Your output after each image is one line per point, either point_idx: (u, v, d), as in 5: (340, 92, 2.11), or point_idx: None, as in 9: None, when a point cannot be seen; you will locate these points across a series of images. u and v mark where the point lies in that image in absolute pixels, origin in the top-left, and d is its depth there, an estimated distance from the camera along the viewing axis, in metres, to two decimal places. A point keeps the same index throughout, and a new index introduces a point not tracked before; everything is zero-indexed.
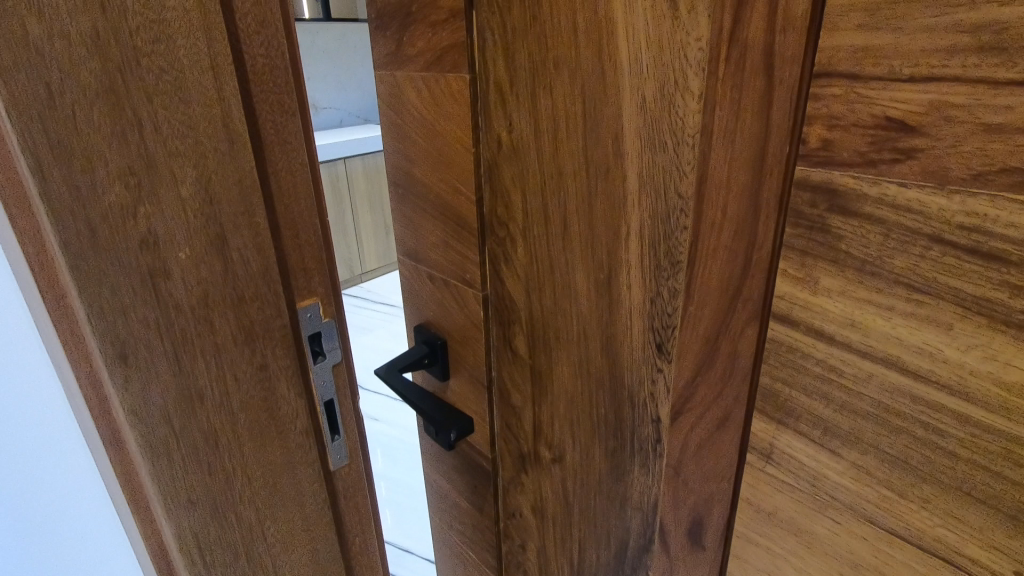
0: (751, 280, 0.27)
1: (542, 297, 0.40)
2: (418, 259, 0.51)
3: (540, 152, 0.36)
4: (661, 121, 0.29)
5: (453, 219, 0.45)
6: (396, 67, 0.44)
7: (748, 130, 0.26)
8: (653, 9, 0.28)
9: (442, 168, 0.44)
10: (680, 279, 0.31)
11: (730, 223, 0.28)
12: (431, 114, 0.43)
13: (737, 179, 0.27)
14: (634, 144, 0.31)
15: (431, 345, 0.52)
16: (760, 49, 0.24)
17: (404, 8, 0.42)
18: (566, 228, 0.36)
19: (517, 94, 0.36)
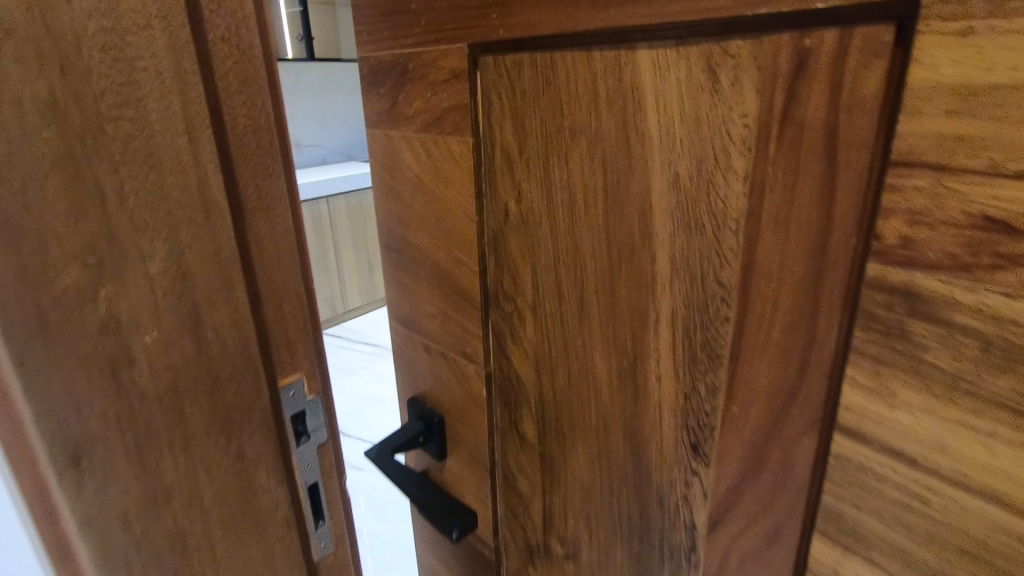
0: (808, 383, 0.24)
1: (554, 380, 0.36)
2: (411, 327, 0.46)
3: (553, 225, 0.33)
4: (699, 201, 0.26)
5: (451, 290, 0.41)
6: (390, 125, 0.41)
7: (806, 218, 0.22)
8: (688, 80, 0.25)
9: (440, 234, 0.40)
10: (720, 376, 0.27)
11: (783, 317, 0.24)
12: (428, 178, 0.39)
13: (792, 271, 0.23)
14: (664, 224, 0.27)
15: (427, 423, 0.47)
16: (821, 130, 0.21)
17: (399, 65, 0.38)
18: (584, 307, 0.33)
19: (525, 161, 0.33)
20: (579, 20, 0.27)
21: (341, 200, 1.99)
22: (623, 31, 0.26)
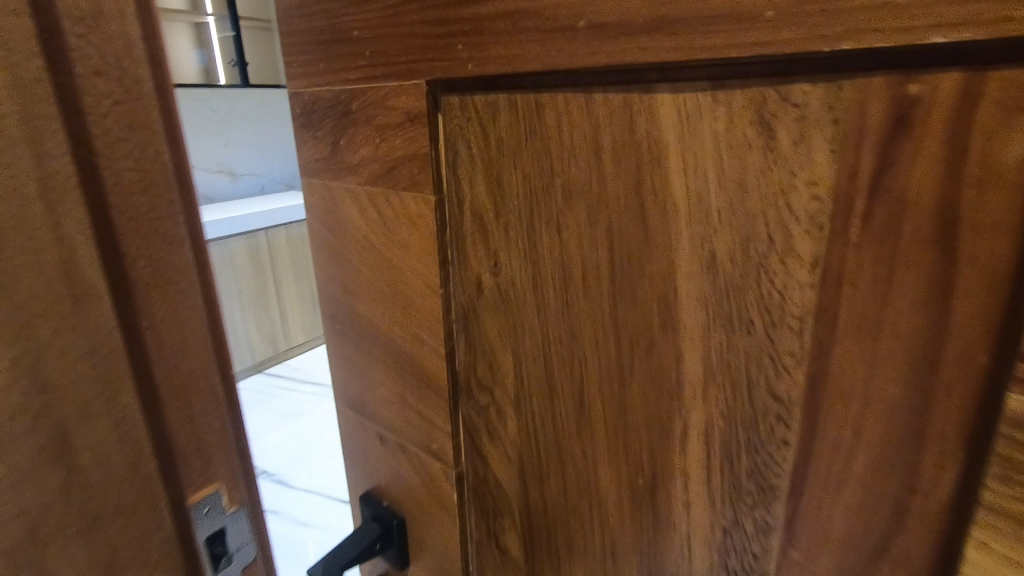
0: (908, 536, 0.18)
1: (544, 492, 0.29)
2: (361, 412, 0.38)
3: (542, 304, 0.26)
4: (745, 290, 0.20)
5: (409, 373, 0.33)
6: (330, 174, 0.33)
7: (904, 323, 0.17)
8: (730, 135, 0.18)
9: (395, 307, 0.32)
10: (775, 511, 0.21)
11: (870, 450, 0.18)
12: (379, 239, 0.32)
13: (884, 390, 0.17)
14: (696, 316, 0.21)
15: (381, 527, 0.38)
16: (932, 207, 0.15)
17: (340, 102, 0.31)
18: (584, 408, 0.26)
19: (503, 225, 0.26)
20: (573, 55, 0.21)
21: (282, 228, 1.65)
22: (635, 69, 0.20)
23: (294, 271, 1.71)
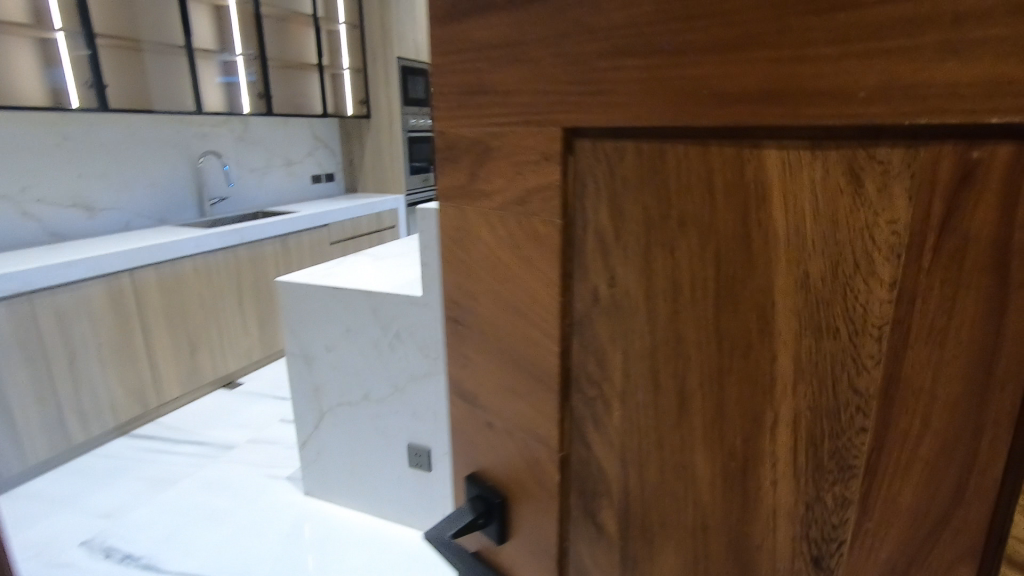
0: (968, 508, 0.23)
1: (643, 474, 0.34)
2: (475, 402, 0.45)
3: (652, 314, 0.31)
4: (832, 305, 0.25)
5: (524, 368, 0.39)
6: (465, 200, 0.41)
7: (964, 333, 0.21)
8: (824, 182, 0.24)
9: (514, 310, 0.39)
10: (853, 488, 0.26)
11: (936, 437, 0.23)
12: (505, 254, 0.38)
13: (947, 385, 0.22)
14: (788, 326, 0.26)
15: (485, 504, 0.44)
16: (987, 245, 0.20)
17: (480, 142, 0.38)
18: (683, 399, 0.31)
19: (623, 247, 0.32)
20: (694, 113, 0.26)
21: (189, 263, 2.03)
22: (746, 128, 0.25)
23: (164, 320, 1.97)
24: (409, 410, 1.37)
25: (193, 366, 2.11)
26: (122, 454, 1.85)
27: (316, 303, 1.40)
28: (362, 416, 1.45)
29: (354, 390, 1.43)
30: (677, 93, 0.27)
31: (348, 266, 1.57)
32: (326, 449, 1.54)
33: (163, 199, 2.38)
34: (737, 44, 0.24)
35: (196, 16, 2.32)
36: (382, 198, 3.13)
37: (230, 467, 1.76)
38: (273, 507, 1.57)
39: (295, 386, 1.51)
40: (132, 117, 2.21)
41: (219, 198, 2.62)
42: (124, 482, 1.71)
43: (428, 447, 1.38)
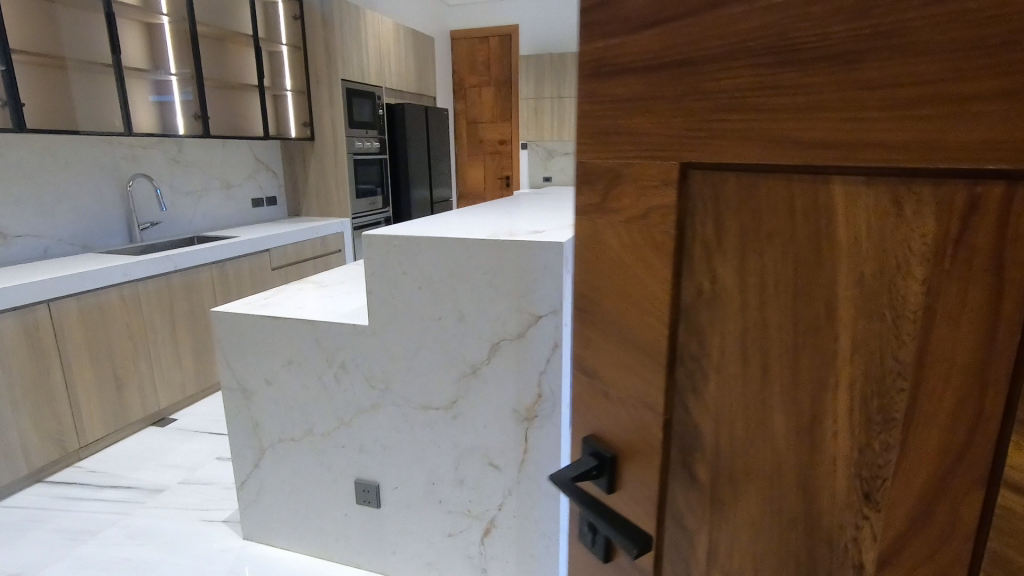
0: (977, 448, 0.31)
1: (731, 432, 0.43)
2: (594, 377, 0.54)
3: (744, 304, 0.40)
4: (880, 296, 0.33)
5: (640, 350, 0.48)
6: (596, 212, 0.50)
7: (974, 315, 0.30)
8: (873, 207, 0.33)
9: (632, 302, 0.48)
10: (894, 435, 0.34)
11: (954, 394, 0.31)
12: (626, 256, 0.47)
13: (961, 352, 0.31)
14: (848, 312, 0.35)
15: (599, 457, 0.54)
16: (988, 252, 0.29)
17: (611, 170, 0.47)
18: (765, 370, 0.40)
19: (722, 251, 0.41)
20: (779, 154, 0.36)
21: (115, 291, 2.42)
22: (819, 167, 0.35)
23: (77, 358, 2.28)
24: (354, 446, 1.64)
25: (106, 405, 2.42)
26: (33, 503, 2.13)
27: (258, 333, 1.64)
28: (305, 451, 1.70)
29: (299, 428, 1.68)
30: (770, 138, 0.36)
31: (307, 297, 1.82)
32: (268, 481, 1.78)
33: (87, 230, 2.83)
34: (815, 107, 0.33)
35: (128, 37, 2.79)
36: (328, 224, 3.85)
37: (162, 516, 2.03)
38: (207, 553, 1.83)
39: (238, 424, 1.75)
40: (56, 144, 2.62)
41: (149, 223, 3.15)
42: (39, 535, 1.95)
43: (376, 484, 1.65)
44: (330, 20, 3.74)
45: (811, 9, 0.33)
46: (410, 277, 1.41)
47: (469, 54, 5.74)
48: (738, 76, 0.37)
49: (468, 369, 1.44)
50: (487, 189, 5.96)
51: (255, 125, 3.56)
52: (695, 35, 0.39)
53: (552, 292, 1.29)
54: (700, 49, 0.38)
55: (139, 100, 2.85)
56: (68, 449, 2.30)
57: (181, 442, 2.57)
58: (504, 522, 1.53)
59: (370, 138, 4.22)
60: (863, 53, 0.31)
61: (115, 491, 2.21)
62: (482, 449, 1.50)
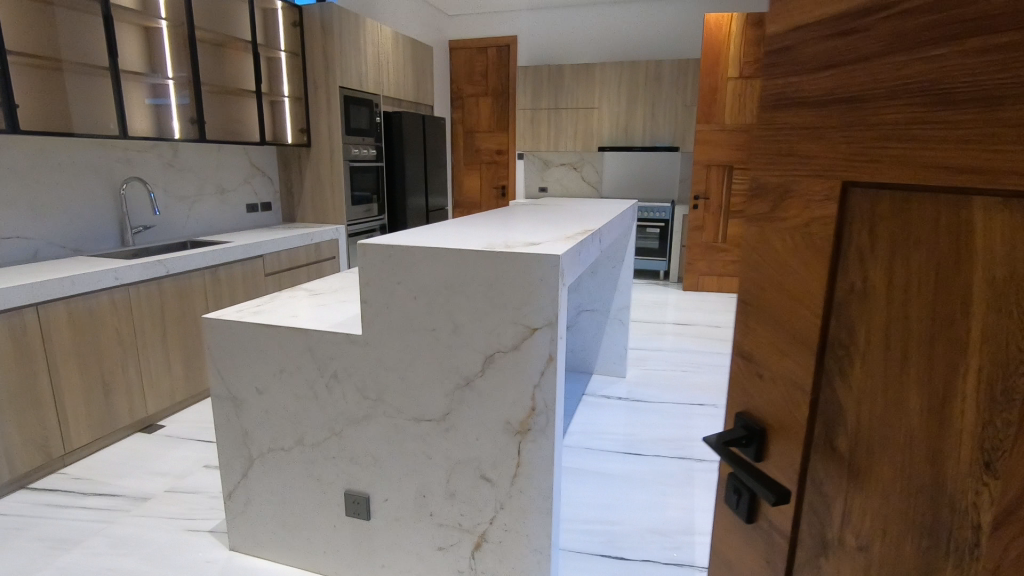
0: None
1: (872, 410, 0.51)
2: (752, 360, 0.65)
3: (891, 303, 0.48)
4: (1009, 297, 0.40)
5: (793, 338, 0.58)
6: (765, 223, 0.61)
7: None
8: (1006, 224, 0.39)
9: (791, 298, 0.58)
10: (1016, 413, 0.40)
11: None
12: (788, 259, 0.58)
13: None
14: (981, 310, 0.41)
15: (749, 429, 0.66)
16: None
17: (782, 188, 0.58)
18: (906, 357, 0.47)
19: (874, 259, 0.49)
20: (928, 179, 0.43)
21: (106, 296, 2.39)
22: (964, 190, 0.41)
23: (64, 362, 2.24)
24: (346, 457, 1.62)
25: (92, 409, 2.38)
26: (18, 510, 2.07)
27: (249, 341, 1.61)
28: (296, 461, 1.68)
29: (290, 438, 1.66)
30: (920, 164, 0.43)
31: (309, 305, 1.80)
32: (255, 492, 1.75)
33: (77, 233, 2.78)
34: (961, 139, 0.40)
35: (124, 40, 2.76)
36: (323, 231, 3.85)
37: (145, 524, 1.97)
38: (188, 563, 1.78)
39: (225, 433, 1.72)
40: (46, 144, 2.58)
41: (143, 227, 3.12)
42: (19, 543, 1.89)
43: (366, 495, 1.63)
44: (330, 27, 3.74)
45: (966, 60, 0.39)
46: (405, 288, 1.40)
47: (467, 65, 5.71)
48: (899, 114, 0.45)
49: (461, 381, 1.44)
50: (483, 199, 5.97)
51: (251, 130, 3.54)
52: (863, 81, 0.47)
53: (548, 305, 1.31)
54: (867, 92, 0.47)
55: (134, 102, 2.83)
56: (53, 455, 2.25)
57: (169, 449, 2.53)
58: (495, 536, 1.52)
59: (367, 145, 4.22)
60: (1002, 104, 0.38)
61: (99, 499, 2.15)
62: (475, 462, 1.49)
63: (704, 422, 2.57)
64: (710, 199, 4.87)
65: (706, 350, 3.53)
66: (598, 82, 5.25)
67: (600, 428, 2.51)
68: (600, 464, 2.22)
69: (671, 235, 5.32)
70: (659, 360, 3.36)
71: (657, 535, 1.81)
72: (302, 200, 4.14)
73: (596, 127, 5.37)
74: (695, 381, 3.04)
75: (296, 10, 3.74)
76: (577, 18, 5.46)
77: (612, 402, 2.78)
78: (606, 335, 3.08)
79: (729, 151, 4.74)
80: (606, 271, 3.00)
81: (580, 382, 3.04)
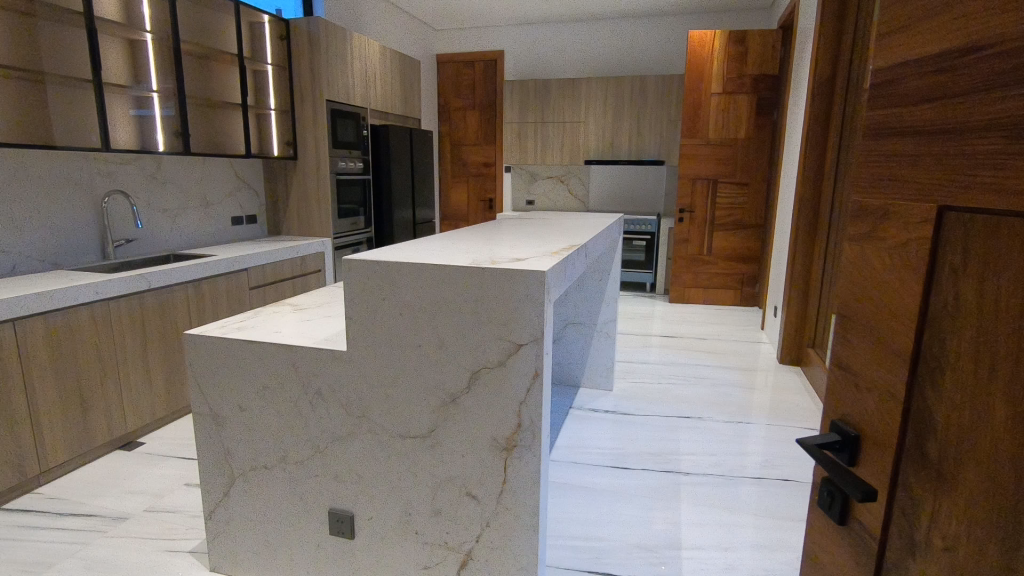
0: None
1: (959, 418, 0.52)
2: (852, 371, 0.67)
3: (980, 316, 0.50)
4: None
5: (888, 349, 0.60)
6: (865, 239, 0.64)
7: None
8: None
9: (886, 310, 0.60)
10: None
11: None
12: (885, 274, 0.60)
13: None
14: None
15: (844, 435, 0.68)
16: None
17: (883, 207, 0.61)
18: (996, 368, 0.48)
19: (966, 273, 0.51)
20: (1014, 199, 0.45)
21: (85, 311, 2.35)
22: None
23: (42, 378, 2.20)
24: (331, 475, 1.60)
25: (71, 426, 2.33)
26: None
27: (232, 358, 1.59)
28: (278, 480, 1.65)
29: (273, 456, 1.63)
30: (1013, 183, 0.45)
31: (293, 320, 1.78)
32: (237, 512, 1.72)
33: (58, 246, 2.74)
34: None
35: (108, 53, 2.74)
36: (309, 244, 3.83)
37: (124, 540, 1.92)
38: None
39: (206, 451, 1.68)
40: (25, 156, 2.55)
41: (124, 240, 3.08)
42: None
43: (351, 514, 1.60)
44: (317, 41, 3.75)
45: None
46: (391, 304, 1.39)
47: (455, 77, 5.79)
48: (991, 143, 0.47)
49: (447, 398, 1.42)
50: (471, 212, 5.97)
51: (237, 143, 3.53)
52: (957, 109, 0.50)
53: (533, 321, 1.30)
54: (963, 119, 0.50)
55: (118, 113, 2.77)
56: (28, 475, 2.19)
57: (148, 467, 2.47)
58: (481, 554, 1.50)
59: (353, 158, 4.21)
60: None
61: (75, 519, 2.10)
62: (461, 479, 1.47)
63: (691, 435, 2.57)
64: (694, 212, 4.92)
65: (692, 363, 3.54)
66: (584, 97, 5.28)
67: (587, 441, 2.50)
68: (587, 479, 2.21)
69: (657, 247, 5.35)
70: (646, 372, 3.37)
71: (643, 550, 1.80)
72: (288, 214, 4.11)
73: (582, 141, 5.38)
74: (681, 394, 3.04)
75: (283, 23, 3.76)
76: (563, 34, 5.53)
77: (599, 416, 2.77)
78: (593, 348, 3.08)
79: (713, 165, 4.80)
80: (593, 284, 3.00)
81: (567, 396, 3.03)
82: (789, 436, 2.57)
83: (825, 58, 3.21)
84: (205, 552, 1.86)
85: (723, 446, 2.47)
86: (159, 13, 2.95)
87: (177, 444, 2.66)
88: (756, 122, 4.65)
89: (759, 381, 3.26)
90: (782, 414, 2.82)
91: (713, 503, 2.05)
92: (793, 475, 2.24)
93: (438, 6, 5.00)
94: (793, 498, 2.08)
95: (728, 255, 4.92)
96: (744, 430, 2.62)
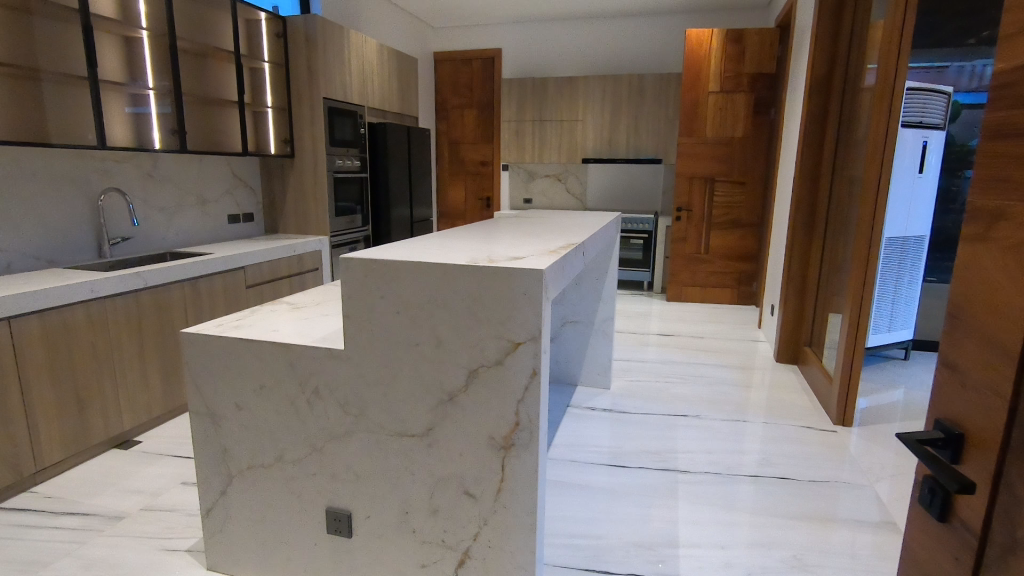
0: None
1: None
2: (959, 369, 0.68)
3: None
4: None
5: (998, 349, 0.61)
6: (980, 241, 0.64)
7: None
8: None
9: (997, 312, 0.61)
10: None
11: None
12: (998, 275, 0.61)
13: None
14: None
15: (948, 433, 0.68)
16: None
17: (999, 209, 0.61)
18: None
19: None
20: None
21: (81, 309, 2.34)
22: None
23: (39, 378, 2.19)
24: (328, 474, 1.59)
25: (68, 426, 2.32)
26: None
27: (229, 357, 1.58)
28: (275, 479, 1.64)
29: (270, 454, 1.63)
30: None
31: (291, 319, 1.78)
32: (234, 511, 1.71)
33: (54, 244, 2.73)
34: None
35: (104, 51, 2.72)
36: (306, 243, 3.82)
37: (121, 538, 1.91)
38: None
39: (203, 450, 1.68)
40: (20, 154, 2.53)
41: (121, 238, 3.06)
42: None
43: (348, 512, 1.60)
44: (314, 38, 3.74)
45: None
46: (388, 302, 1.39)
47: (452, 75, 5.78)
48: None
49: (444, 396, 1.42)
50: (468, 210, 5.97)
51: (233, 141, 3.51)
52: None
53: (531, 320, 1.30)
54: None
55: (114, 111, 2.75)
56: (23, 473, 2.18)
57: (145, 466, 2.47)
58: (479, 553, 1.50)
59: (351, 156, 4.20)
60: None
61: (70, 518, 2.09)
62: (458, 478, 1.47)
63: (688, 433, 2.58)
64: (692, 211, 4.93)
65: (690, 361, 3.55)
66: (581, 96, 5.28)
67: (585, 440, 2.50)
68: (584, 477, 2.21)
69: (655, 246, 5.36)
70: (643, 371, 3.37)
71: (642, 548, 1.80)
72: (285, 212, 4.10)
73: (580, 140, 5.38)
74: (679, 392, 3.04)
75: (280, 21, 3.75)
76: (561, 32, 5.52)
77: (597, 414, 2.77)
78: (590, 347, 3.08)
79: (710, 164, 4.81)
80: (591, 282, 3.00)
81: (565, 394, 3.03)
82: (786, 434, 2.58)
83: (823, 57, 3.22)
84: (202, 551, 1.86)
85: (720, 444, 2.48)
86: (155, 10, 2.93)
87: (174, 442, 2.66)
88: (753, 121, 4.66)
89: (757, 380, 3.27)
90: (779, 413, 2.83)
91: (710, 501, 2.06)
92: (791, 473, 2.25)
93: (436, 4, 4.99)
94: (790, 496, 2.09)
95: (725, 253, 4.92)
96: (741, 429, 2.62)
